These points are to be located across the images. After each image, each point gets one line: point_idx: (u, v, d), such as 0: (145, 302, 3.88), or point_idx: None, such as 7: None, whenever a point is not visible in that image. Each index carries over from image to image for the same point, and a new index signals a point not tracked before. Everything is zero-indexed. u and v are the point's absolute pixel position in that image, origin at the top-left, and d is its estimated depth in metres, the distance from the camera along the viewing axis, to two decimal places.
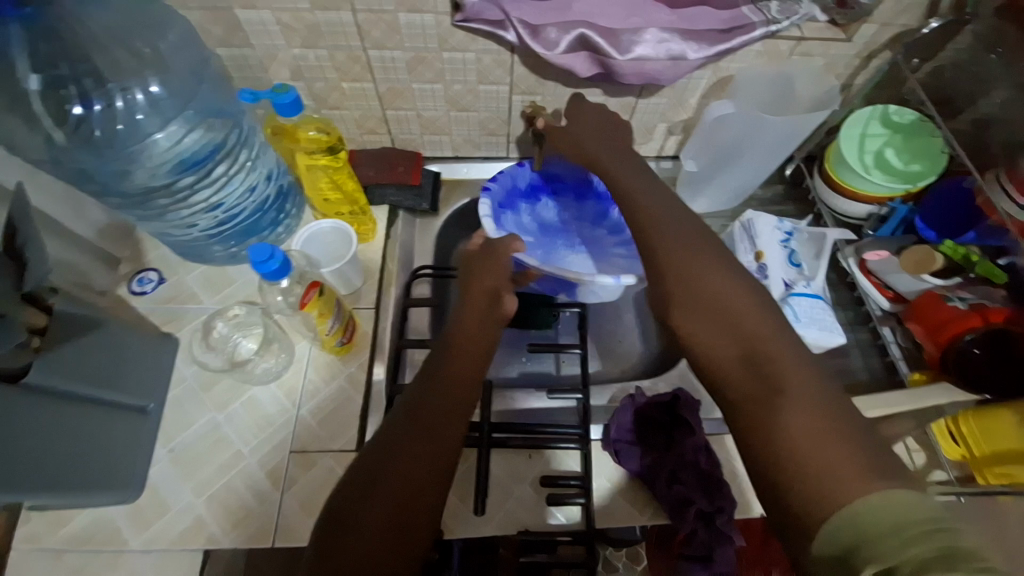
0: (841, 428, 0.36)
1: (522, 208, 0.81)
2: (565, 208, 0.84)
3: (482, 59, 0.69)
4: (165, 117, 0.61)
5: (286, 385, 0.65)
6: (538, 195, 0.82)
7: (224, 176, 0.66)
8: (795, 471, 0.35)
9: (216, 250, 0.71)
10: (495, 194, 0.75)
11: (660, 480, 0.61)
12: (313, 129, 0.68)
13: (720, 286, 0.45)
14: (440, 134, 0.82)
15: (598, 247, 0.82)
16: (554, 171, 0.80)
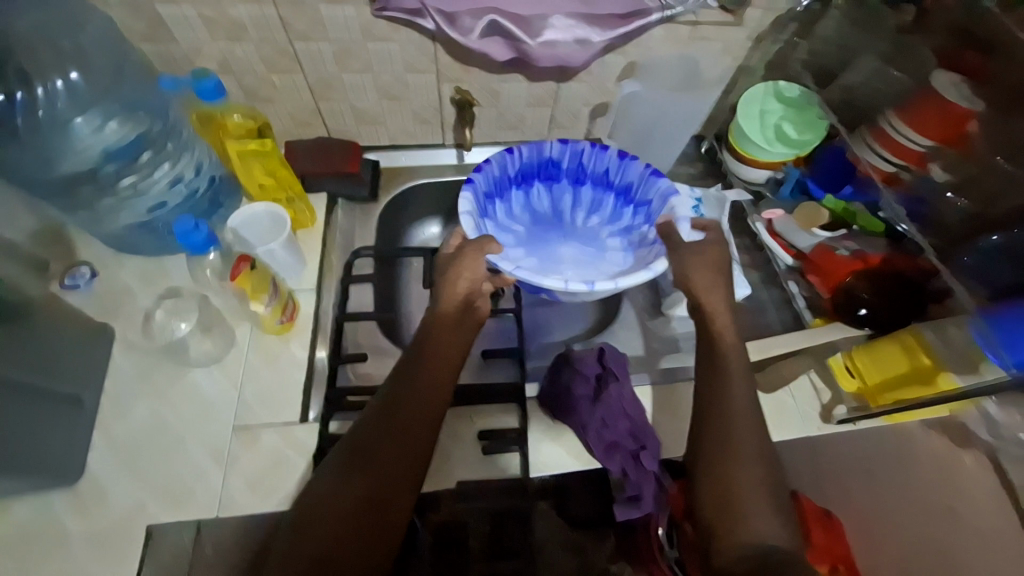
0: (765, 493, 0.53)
1: (511, 195, 0.82)
2: (561, 197, 0.83)
3: (406, 49, 0.72)
4: (86, 107, 0.63)
5: (227, 367, 0.66)
6: (529, 181, 0.81)
7: (151, 166, 0.68)
8: (727, 507, 0.52)
9: (147, 242, 0.72)
10: (482, 183, 0.75)
11: (590, 429, 0.65)
12: (235, 114, 0.75)
13: (746, 419, 0.57)
14: (376, 125, 0.85)
15: (593, 237, 0.84)
16: (546, 156, 0.79)
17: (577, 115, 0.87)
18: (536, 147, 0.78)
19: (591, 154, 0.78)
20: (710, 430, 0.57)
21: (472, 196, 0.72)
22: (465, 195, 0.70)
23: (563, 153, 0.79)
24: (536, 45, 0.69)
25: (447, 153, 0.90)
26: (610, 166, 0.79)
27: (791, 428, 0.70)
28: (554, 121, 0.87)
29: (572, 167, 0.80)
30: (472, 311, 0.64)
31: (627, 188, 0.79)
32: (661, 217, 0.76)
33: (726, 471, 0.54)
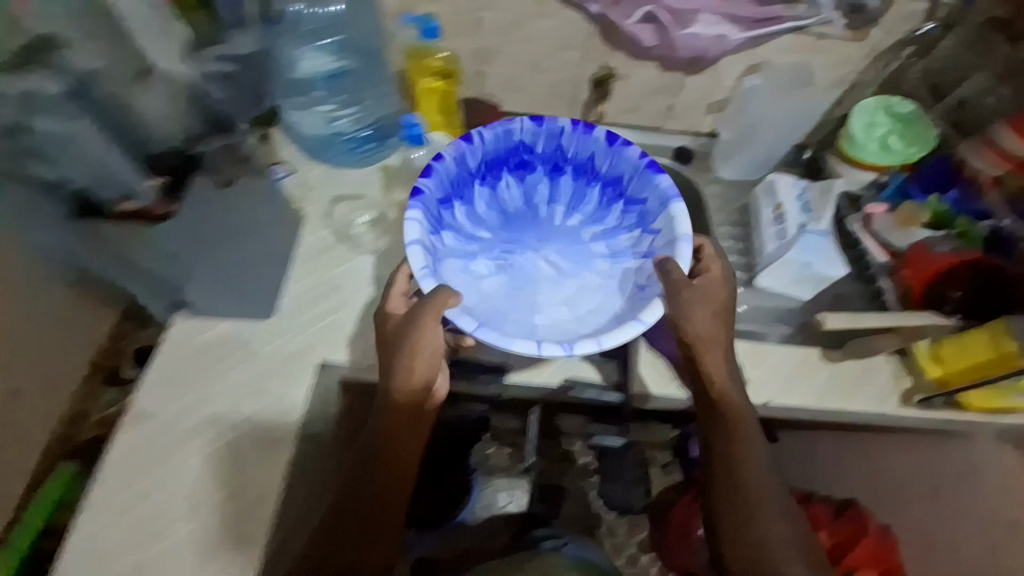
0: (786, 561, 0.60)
1: (474, 193, 0.80)
2: (531, 189, 0.82)
3: (565, 27, 0.85)
4: (338, 31, 0.80)
5: (388, 255, 0.81)
6: (499, 173, 0.80)
7: (362, 89, 0.85)
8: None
9: (334, 147, 0.88)
10: (436, 193, 0.72)
11: (679, 357, 0.81)
12: (443, 51, 0.87)
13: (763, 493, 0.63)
14: (517, 91, 0.95)
15: (574, 237, 0.83)
16: (516, 141, 0.77)
17: (694, 108, 0.97)
18: (502, 133, 0.76)
19: (569, 136, 0.76)
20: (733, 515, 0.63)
21: (423, 214, 0.69)
22: (411, 217, 0.67)
23: (538, 140, 0.78)
24: (682, 33, 0.83)
25: None
26: (596, 151, 0.77)
27: (861, 398, 0.78)
28: (672, 111, 0.97)
29: (546, 155, 0.79)
30: (429, 386, 0.64)
31: (610, 184, 0.79)
32: (659, 221, 0.75)
33: (750, 537, 0.61)
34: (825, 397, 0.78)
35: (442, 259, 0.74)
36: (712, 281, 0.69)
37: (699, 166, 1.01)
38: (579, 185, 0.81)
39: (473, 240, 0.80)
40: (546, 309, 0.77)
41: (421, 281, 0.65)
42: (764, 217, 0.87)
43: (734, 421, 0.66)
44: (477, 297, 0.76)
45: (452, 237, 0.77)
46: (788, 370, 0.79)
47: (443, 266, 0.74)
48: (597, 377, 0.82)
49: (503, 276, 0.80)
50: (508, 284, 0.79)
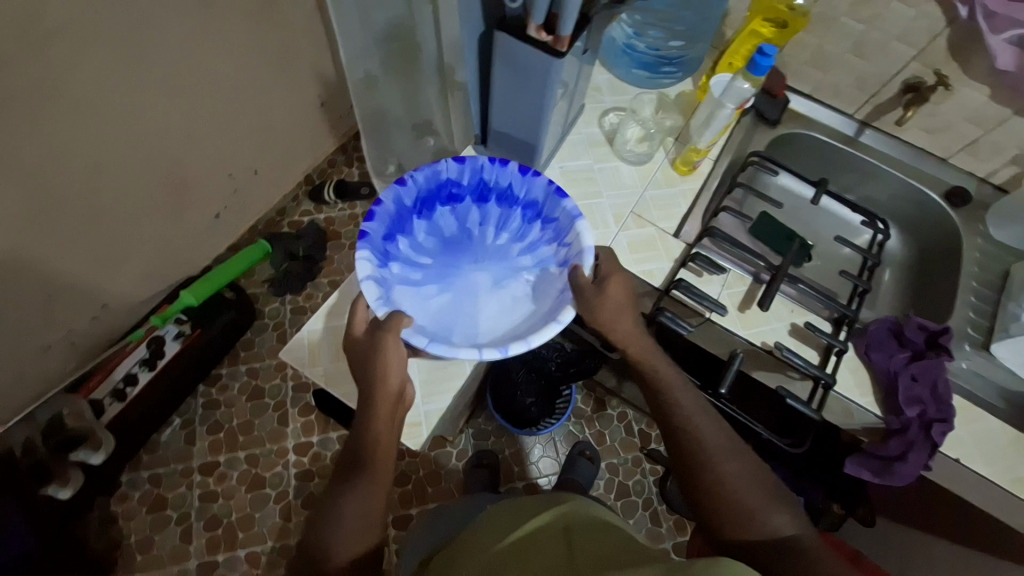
0: (753, 482, 0.69)
1: (412, 226, 0.72)
2: (464, 216, 0.74)
3: (918, 20, 0.82)
4: None
5: (644, 170, 0.87)
6: (431, 206, 0.72)
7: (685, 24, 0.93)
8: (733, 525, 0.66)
9: (626, 63, 0.93)
10: (379, 233, 0.67)
11: (900, 375, 0.73)
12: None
13: (717, 444, 0.71)
14: (819, 70, 0.95)
15: (503, 257, 0.74)
16: (443, 178, 0.70)
17: (999, 152, 0.90)
18: (429, 167, 0.69)
19: (489, 169, 0.70)
20: (697, 492, 0.70)
21: (370, 251, 0.65)
22: (360, 258, 0.64)
23: (460, 169, 0.70)
24: None
25: (848, 124, 0.99)
26: (513, 181, 0.71)
27: None
28: (972, 147, 0.92)
29: (473, 185, 0.71)
30: (402, 389, 0.68)
31: (530, 204, 0.72)
32: (569, 236, 0.70)
33: (720, 503, 0.68)
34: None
35: (392, 289, 0.67)
36: (610, 298, 0.67)
37: (970, 213, 0.94)
38: (506, 206, 0.73)
39: (417, 267, 0.71)
40: (486, 322, 0.69)
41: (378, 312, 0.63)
42: None
43: (665, 396, 0.73)
44: (427, 317, 0.68)
45: (399, 266, 0.69)
46: (992, 442, 0.75)
47: (395, 295, 0.67)
48: (816, 362, 0.76)
49: (449, 297, 0.71)
50: (454, 303, 0.70)
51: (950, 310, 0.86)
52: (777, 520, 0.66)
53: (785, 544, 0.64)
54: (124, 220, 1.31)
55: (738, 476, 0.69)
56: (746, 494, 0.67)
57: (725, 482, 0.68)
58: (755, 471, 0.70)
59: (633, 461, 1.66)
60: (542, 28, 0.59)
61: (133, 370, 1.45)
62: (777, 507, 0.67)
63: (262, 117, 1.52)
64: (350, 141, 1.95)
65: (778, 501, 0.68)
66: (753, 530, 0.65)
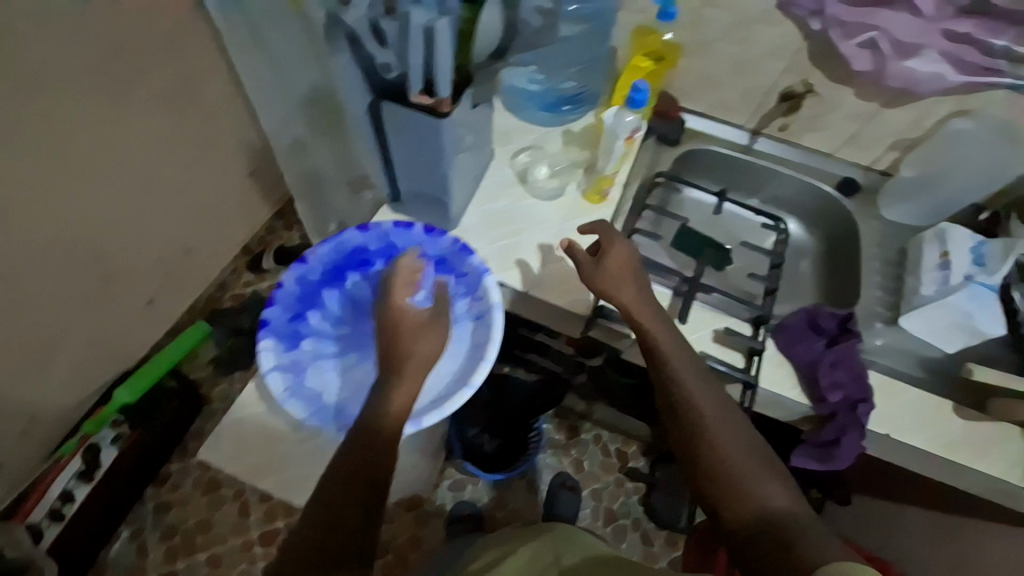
0: (753, 452, 0.64)
1: (323, 299, 0.72)
2: (379, 279, 0.75)
3: (780, 38, 0.89)
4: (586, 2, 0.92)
5: (559, 205, 0.90)
6: (341, 275, 0.73)
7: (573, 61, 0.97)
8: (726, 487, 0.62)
9: (528, 108, 0.99)
10: (282, 317, 0.69)
11: (820, 364, 0.76)
12: (669, 34, 0.94)
13: (711, 413, 0.67)
14: (706, 90, 1.03)
15: None
16: (351, 249, 0.73)
17: (877, 141, 0.98)
18: (332, 241, 0.72)
19: (395, 233, 0.74)
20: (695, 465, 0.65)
21: (274, 338, 0.67)
22: (262, 349, 0.66)
23: (367, 238, 0.73)
24: (897, 63, 0.83)
25: (742, 134, 1.06)
26: (421, 241, 0.74)
27: (991, 459, 0.75)
28: (853, 140, 1.00)
29: (381, 249, 0.74)
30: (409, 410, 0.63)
31: (442, 260, 0.75)
32: (480, 290, 0.73)
33: (716, 473, 0.63)
34: (957, 445, 0.76)
35: (305, 368, 0.68)
36: (610, 271, 0.75)
37: (864, 199, 1.02)
38: (421, 264, 0.75)
39: (333, 339, 0.71)
40: None
41: (284, 404, 0.65)
42: (927, 260, 0.86)
43: (665, 361, 0.71)
44: (346, 390, 0.68)
45: (312, 342, 0.69)
46: (920, 412, 0.78)
47: (307, 376, 0.67)
48: (742, 366, 0.79)
49: (371, 365, 0.70)
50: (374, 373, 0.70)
51: (862, 293, 0.91)
52: (771, 493, 0.60)
53: (773, 518, 0.58)
54: (38, 328, 1.24)
55: (733, 444, 0.65)
56: (744, 465, 0.63)
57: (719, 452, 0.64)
58: (753, 441, 0.65)
59: (616, 483, 1.64)
60: (422, 93, 0.61)
61: (69, 486, 1.32)
62: (770, 479, 0.62)
63: (186, 199, 1.49)
64: (287, 205, 1.94)
65: (772, 473, 0.62)
66: (743, 503, 0.60)
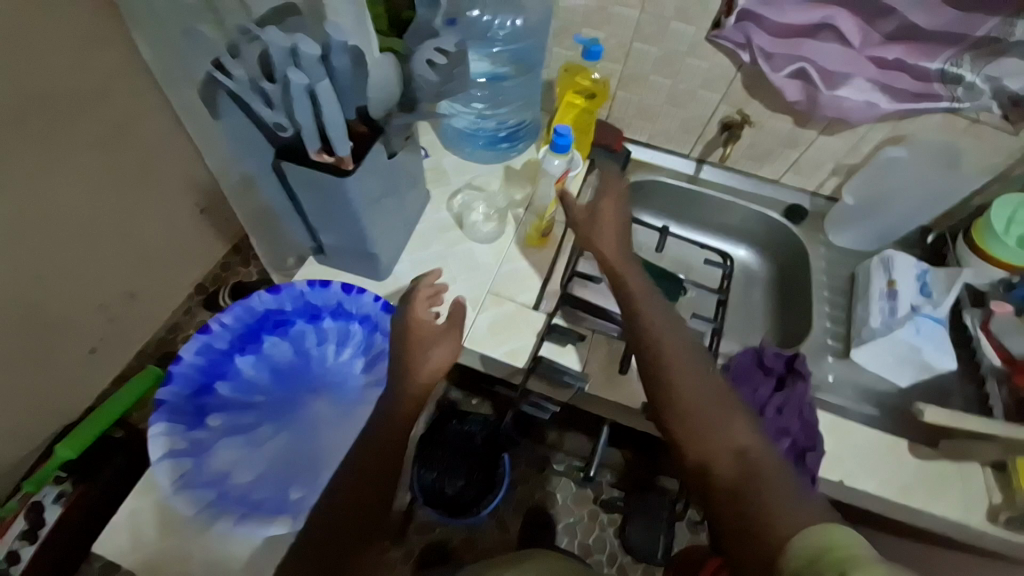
0: (721, 390, 0.56)
1: (234, 368, 0.66)
2: (299, 341, 0.70)
3: (713, 69, 0.88)
4: (514, 40, 0.90)
5: (496, 248, 0.87)
6: (255, 339, 0.67)
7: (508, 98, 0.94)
8: (693, 424, 0.54)
9: (464, 146, 0.96)
10: (182, 394, 0.62)
11: (766, 410, 0.72)
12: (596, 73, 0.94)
13: (678, 350, 0.60)
14: (648, 121, 1.01)
15: (349, 378, 0.71)
16: (262, 312, 0.67)
17: (819, 167, 0.97)
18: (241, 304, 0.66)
19: (312, 293, 0.68)
20: (662, 399, 0.57)
21: (172, 420, 0.60)
22: (155, 434, 0.58)
23: (281, 299, 0.67)
24: (828, 94, 0.82)
25: (687, 163, 1.04)
26: (341, 299, 0.69)
27: (948, 501, 0.72)
28: (796, 167, 0.99)
29: (299, 309, 0.69)
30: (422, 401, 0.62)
31: (366, 318, 0.69)
32: None
33: (684, 410, 0.55)
34: (911, 488, 0.72)
35: (208, 449, 0.61)
36: (604, 218, 0.71)
37: (812, 225, 1.00)
38: (344, 323, 0.70)
39: (245, 411, 0.66)
40: (328, 460, 0.66)
41: (180, 495, 0.57)
42: (873, 289, 0.84)
43: (633, 299, 0.65)
44: (258, 468, 0.63)
45: (220, 417, 0.63)
46: (872, 451, 0.75)
47: (211, 457, 0.61)
48: None
49: (288, 437, 0.67)
50: (294, 444, 0.67)
51: (811, 325, 0.89)
52: (734, 431, 0.52)
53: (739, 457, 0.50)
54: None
55: (700, 383, 0.57)
56: (709, 402, 0.55)
57: (687, 394, 0.56)
58: (720, 381, 0.57)
59: (590, 516, 1.58)
60: (321, 151, 0.58)
61: (15, 546, 1.31)
62: (735, 417, 0.54)
63: (126, 243, 1.45)
64: (243, 241, 1.91)
65: (736, 410, 0.54)
66: (710, 442, 0.52)
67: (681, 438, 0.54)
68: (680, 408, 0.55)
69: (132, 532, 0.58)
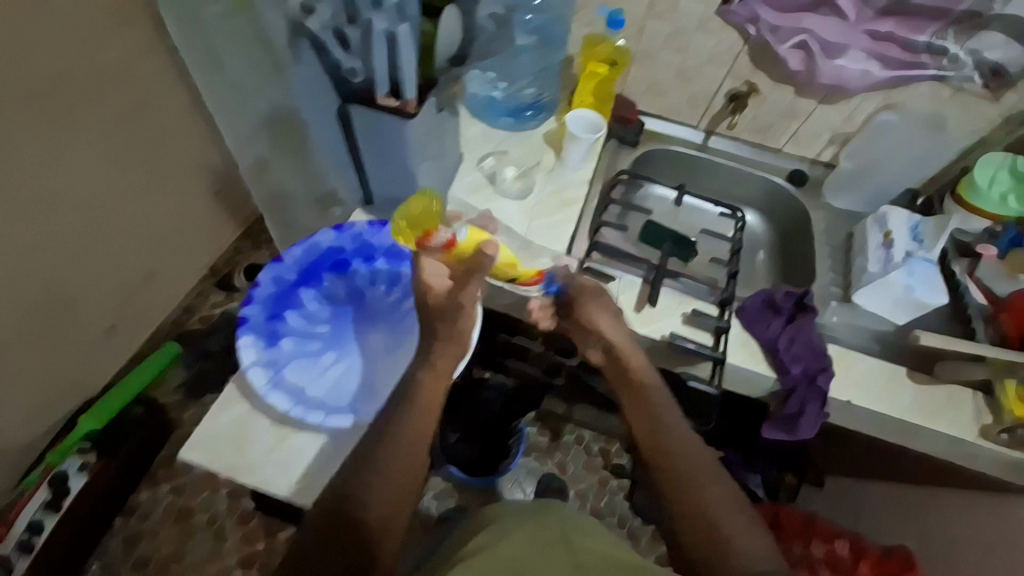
0: (730, 504, 0.65)
1: (301, 301, 0.73)
2: (355, 280, 0.76)
3: (722, 44, 0.96)
4: (544, 11, 0.95)
5: (526, 205, 0.93)
6: (319, 275, 0.74)
7: (533, 69, 1.00)
8: (708, 535, 0.63)
9: (489, 115, 1.01)
10: (261, 315, 0.70)
11: (780, 341, 0.81)
12: (620, 41, 1.00)
13: (695, 465, 0.68)
14: (659, 95, 1.08)
15: (403, 315, 0.75)
16: (324, 250, 0.74)
17: (817, 137, 1.06)
18: (306, 241, 0.73)
19: (369, 233, 0.74)
20: (679, 513, 0.65)
21: (253, 336, 0.68)
22: (243, 347, 0.67)
23: (341, 238, 0.74)
24: (827, 62, 0.91)
25: (695, 133, 1.12)
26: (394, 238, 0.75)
27: (942, 422, 0.81)
28: (795, 136, 1.07)
29: (357, 248, 0.75)
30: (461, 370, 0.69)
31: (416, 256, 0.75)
32: None
33: (702, 526, 0.63)
34: (910, 410, 0.82)
35: (283, 365, 0.68)
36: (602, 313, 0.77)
37: (811, 191, 1.09)
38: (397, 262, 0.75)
39: (311, 338, 0.71)
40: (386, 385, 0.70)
41: (267, 397, 0.65)
42: (871, 242, 0.93)
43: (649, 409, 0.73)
44: (323, 389, 0.68)
45: (290, 341, 0.70)
46: (877, 379, 0.84)
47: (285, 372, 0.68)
48: (712, 344, 0.83)
49: (346, 364, 0.71)
50: (353, 371, 0.70)
51: (813, 276, 0.97)
52: (746, 545, 0.62)
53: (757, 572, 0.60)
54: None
55: (712, 493, 0.65)
56: (727, 514, 0.64)
57: (700, 503, 0.65)
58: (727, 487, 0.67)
59: (600, 482, 1.64)
60: (388, 95, 0.64)
61: (38, 516, 1.28)
62: (746, 530, 0.63)
63: (147, 223, 1.45)
64: (254, 225, 1.91)
65: (750, 521, 0.64)
66: (728, 557, 0.61)
67: (693, 546, 0.64)
68: (695, 521, 0.64)
69: (212, 442, 0.66)
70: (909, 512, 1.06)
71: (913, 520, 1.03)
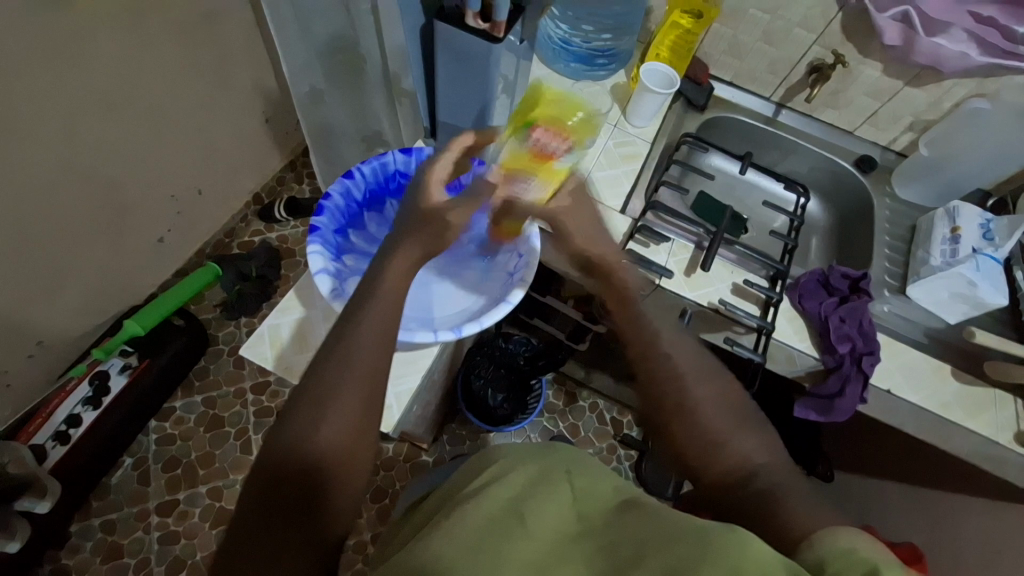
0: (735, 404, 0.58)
1: (364, 220, 0.81)
2: None
3: (815, 7, 0.91)
4: None
5: (587, 155, 0.93)
6: (383, 198, 0.82)
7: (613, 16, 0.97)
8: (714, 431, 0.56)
9: (558, 62, 0.99)
10: (329, 226, 0.75)
11: (830, 318, 0.81)
12: None
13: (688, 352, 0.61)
14: (736, 58, 1.04)
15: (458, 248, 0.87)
16: (392, 169, 0.81)
17: (896, 120, 1.01)
18: (377, 161, 0.80)
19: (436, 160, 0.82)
20: (680, 416, 0.57)
21: (322, 244, 0.73)
22: (314, 251, 0.72)
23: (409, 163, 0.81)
24: (926, 39, 0.86)
25: (767, 105, 1.08)
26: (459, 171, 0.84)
27: (980, 421, 0.81)
28: (873, 117, 1.02)
29: None
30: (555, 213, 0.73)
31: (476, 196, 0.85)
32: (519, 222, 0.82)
33: (702, 424, 0.56)
34: (950, 406, 0.82)
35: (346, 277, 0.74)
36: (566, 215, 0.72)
37: (878, 177, 1.05)
38: None
39: (370, 257, 0.79)
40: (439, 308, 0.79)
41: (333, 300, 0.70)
42: (936, 235, 0.89)
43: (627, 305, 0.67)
44: None
45: (352, 258, 0.77)
46: (920, 373, 0.84)
47: (348, 282, 0.74)
48: (758, 314, 0.84)
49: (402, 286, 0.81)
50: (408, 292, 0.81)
51: (870, 263, 0.95)
52: (748, 444, 0.55)
53: (752, 474, 0.52)
54: (49, 262, 1.21)
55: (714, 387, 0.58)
56: (724, 410, 0.57)
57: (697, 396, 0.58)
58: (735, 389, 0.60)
59: (609, 449, 1.64)
60: (478, 16, 0.69)
61: (77, 410, 1.36)
62: (752, 431, 0.56)
63: (203, 137, 1.42)
64: (299, 157, 1.85)
65: (749, 425, 0.56)
66: (722, 461, 0.54)
67: (690, 453, 0.56)
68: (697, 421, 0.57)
69: (272, 344, 0.75)
70: (917, 510, 1.06)
71: (929, 519, 1.02)
